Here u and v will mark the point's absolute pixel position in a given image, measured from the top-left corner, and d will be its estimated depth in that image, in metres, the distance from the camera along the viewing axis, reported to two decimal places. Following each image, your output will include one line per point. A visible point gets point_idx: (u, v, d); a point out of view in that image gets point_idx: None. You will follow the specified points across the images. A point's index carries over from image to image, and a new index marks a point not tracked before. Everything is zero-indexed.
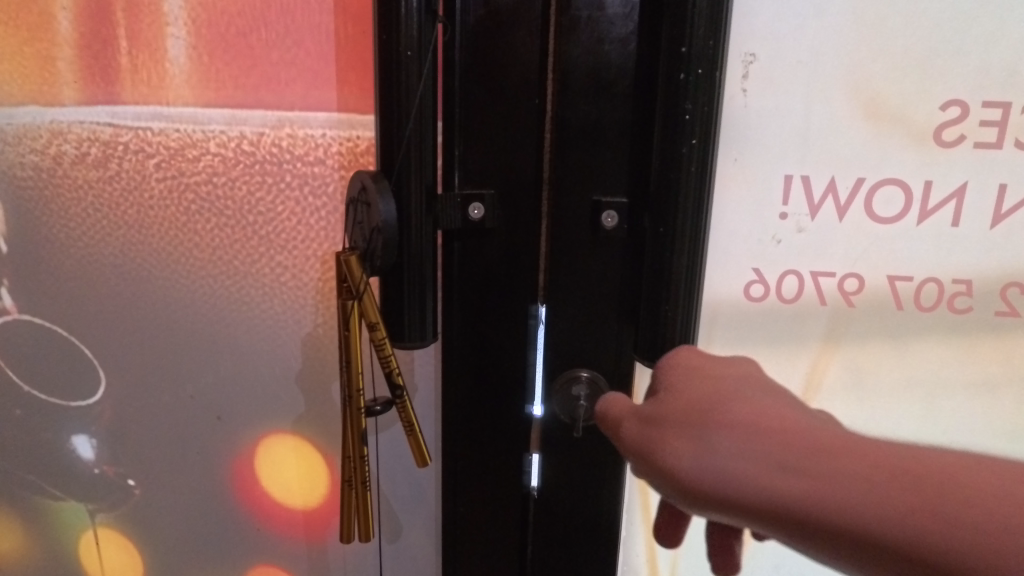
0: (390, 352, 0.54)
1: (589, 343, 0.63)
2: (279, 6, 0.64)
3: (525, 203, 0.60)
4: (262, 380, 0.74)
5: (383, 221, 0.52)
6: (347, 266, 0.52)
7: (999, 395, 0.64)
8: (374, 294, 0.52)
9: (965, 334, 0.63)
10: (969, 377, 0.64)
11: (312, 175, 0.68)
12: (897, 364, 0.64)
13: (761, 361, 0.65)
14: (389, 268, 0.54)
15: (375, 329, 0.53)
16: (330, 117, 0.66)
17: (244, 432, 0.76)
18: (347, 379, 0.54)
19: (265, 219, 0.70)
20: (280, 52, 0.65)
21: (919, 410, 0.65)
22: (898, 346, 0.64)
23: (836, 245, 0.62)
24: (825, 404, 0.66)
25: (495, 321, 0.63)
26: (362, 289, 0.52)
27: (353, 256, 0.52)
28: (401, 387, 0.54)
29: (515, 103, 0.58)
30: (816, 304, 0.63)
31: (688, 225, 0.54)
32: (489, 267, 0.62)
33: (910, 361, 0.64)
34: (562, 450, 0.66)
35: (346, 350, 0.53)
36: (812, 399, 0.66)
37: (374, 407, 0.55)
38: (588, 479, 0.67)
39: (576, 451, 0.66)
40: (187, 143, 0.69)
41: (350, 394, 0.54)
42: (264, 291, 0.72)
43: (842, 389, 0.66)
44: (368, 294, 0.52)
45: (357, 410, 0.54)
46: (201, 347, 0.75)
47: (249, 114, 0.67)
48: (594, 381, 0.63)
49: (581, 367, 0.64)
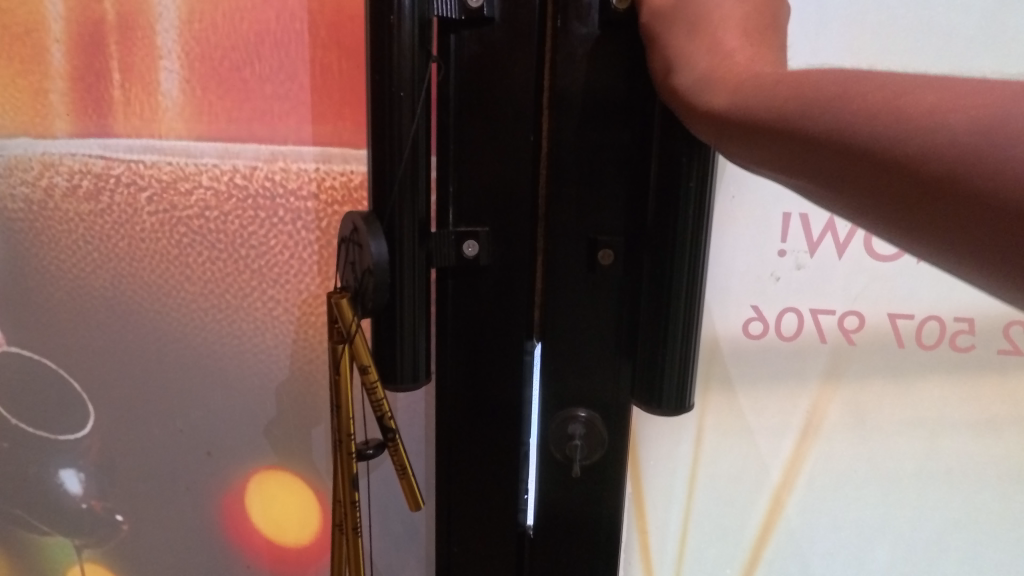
0: (382, 395, 0.51)
1: (585, 380, 0.62)
2: (273, 40, 0.64)
3: (518, 241, 0.59)
4: (252, 416, 0.73)
5: (374, 261, 0.49)
6: (337, 308, 0.50)
7: (1002, 436, 0.66)
8: (364, 338, 0.50)
9: (969, 372, 0.65)
10: (973, 416, 0.66)
11: (305, 210, 0.67)
12: (902, 403, 0.66)
13: (762, 398, 0.66)
14: (381, 310, 0.52)
15: (367, 371, 0.51)
16: (323, 150, 0.65)
17: (233, 469, 0.74)
18: (338, 422, 0.52)
19: (257, 253, 0.68)
20: (273, 86, 0.65)
21: (924, 449, 0.67)
22: (903, 385, 0.66)
23: (835, 283, 0.63)
24: (826, 443, 0.68)
25: (493, 358, 0.61)
26: (353, 331, 0.50)
27: (343, 298, 0.50)
28: (392, 431, 0.51)
29: (512, 139, 0.57)
30: (816, 340, 0.65)
31: (684, 266, 0.55)
32: (484, 307, 0.60)
33: (915, 400, 0.66)
34: (558, 488, 0.65)
35: (336, 394, 0.51)
36: (812, 437, 0.67)
37: (365, 450, 0.52)
38: (587, 515, 0.66)
39: (575, 488, 0.65)
40: (179, 177, 0.68)
41: (339, 437, 0.52)
42: (255, 325, 0.70)
43: (844, 427, 0.67)
44: (358, 336, 0.50)
45: (347, 454, 0.52)
46: (189, 382, 0.73)
47: (242, 147, 0.67)
48: (591, 421, 0.63)
49: (577, 406, 0.63)
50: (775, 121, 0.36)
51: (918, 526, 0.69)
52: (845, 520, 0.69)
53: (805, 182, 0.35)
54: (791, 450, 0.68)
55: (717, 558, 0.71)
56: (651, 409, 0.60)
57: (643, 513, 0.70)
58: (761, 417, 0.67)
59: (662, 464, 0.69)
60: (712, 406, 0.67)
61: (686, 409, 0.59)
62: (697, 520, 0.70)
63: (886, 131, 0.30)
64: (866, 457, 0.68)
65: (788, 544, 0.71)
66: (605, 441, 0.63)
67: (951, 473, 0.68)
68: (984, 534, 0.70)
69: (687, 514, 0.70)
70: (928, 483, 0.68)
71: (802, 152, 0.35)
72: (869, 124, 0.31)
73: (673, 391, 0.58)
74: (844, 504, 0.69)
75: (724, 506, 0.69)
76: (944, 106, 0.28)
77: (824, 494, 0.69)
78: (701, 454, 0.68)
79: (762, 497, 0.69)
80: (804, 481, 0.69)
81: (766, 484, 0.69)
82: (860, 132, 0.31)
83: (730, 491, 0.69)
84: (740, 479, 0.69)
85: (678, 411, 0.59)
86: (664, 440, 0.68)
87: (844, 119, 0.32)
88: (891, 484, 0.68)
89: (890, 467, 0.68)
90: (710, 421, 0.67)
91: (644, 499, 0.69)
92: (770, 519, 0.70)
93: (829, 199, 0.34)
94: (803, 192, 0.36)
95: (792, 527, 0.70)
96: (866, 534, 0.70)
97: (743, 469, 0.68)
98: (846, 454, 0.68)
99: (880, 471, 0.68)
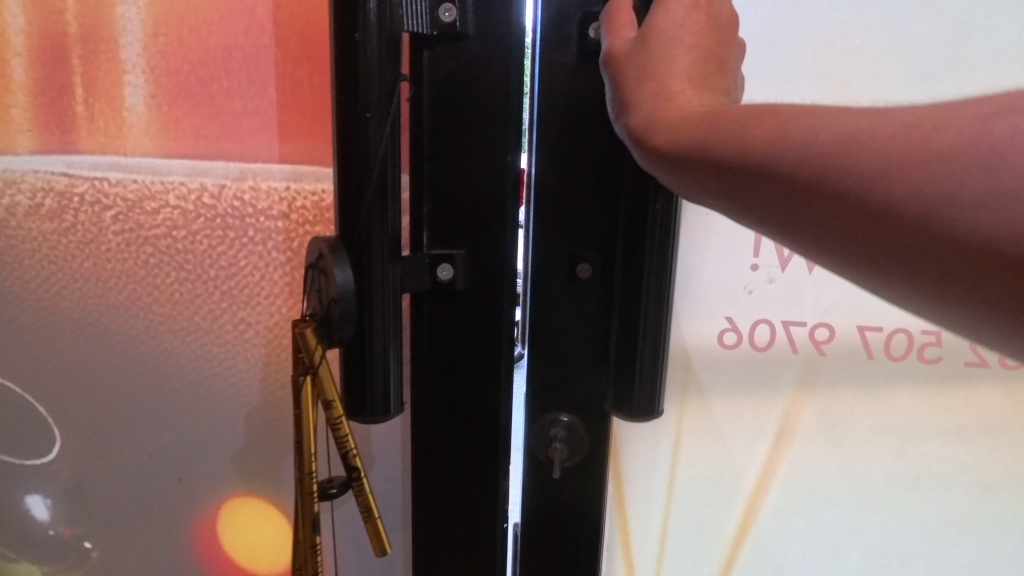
0: (347, 431, 0.51)
1: (564, 389, 0.64)
2: (242, 54, 0.63)
3: (493, 262, 0.58)
4: (224, 440, 0.71)
5: (339, 290, 0.48)
6: (302, 338, 0.49)
7: (969, 442, 0.68)
8: (329, 368, 0.50)
9: (936, 383, 0.66)
10: (941, 426, 0.67)
11: (275, 230, 0.66)
12: (872, 413, 0.67)
13: (736, 405, 0.67)
14: (351, 340, 0.50)
15: (332, 407, 0.50)
16: (294, 169, 0.64)
17: (206, 494, 0.73)
18: (299, 460, 0.50)
19: (226, 273, 0.67)
20: (243, 102, 0.64)
21: (894, 456, 0.68)
22: (872, 394, 0.67)
23: (807, 296, 0.64)
24: (799, 449, 0.68)
25: (470, 380, 0.61)
26: (317, 363, 0.49)
27: (309, 328, 0.49)
28: (356, 468, 0.51)
29: (486, 160, 0.56)
30: (788, 351, 0.65)
31: (654, 280, 0.57)
32: (460, 328, 0.60)
33: (885, 410, 0.67)
34: (545, 490, 0.66)
35: (299, 429, 0.50)
36: (786, 444, 0.68)
37: (329, 489, 0.51)
38: (574, 519, 0.66)
39: (561, 491, 0.66)
40: (145, 196, 0.67)
41: (301, 477, 0.51)
42: (226, 347, 0.69)
43: (816, 434, 0.68)
44: (323, 368, 0.49)
45: (309, 495, 0.51)
46: (159, 405, 0.72)
47: (210, 165, 0.65)
48: (572, 426, 0.64)
49: (561, 412, 0.64)
50: (749, 148, 0.34)
51: (890, 529, 0.71)
52: (818, 523, 0.70)
53: (766, 215, 0.34)
54: (766, 456, 0.69)
55: (695, 558, 0.72)
56: (624, 416, 0.61)
57: (625, 512, 0.70)
58: (736, 424, 0.68)
59: (641, 467, 0.69)
60: (689, 413, 0.67)
61: (657, 413, 0.61)
62: (677, 522, 0.70)
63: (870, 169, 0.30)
64: (838, 464, 0.69)
65: (763, 547, 0.72)
66: (588, 445, 0.64)
67: (920, 478, 0.69)
68: (952, 537, 0.71)
69: (666, 517, 0.70)
70: (898, 489, 0.69)
71: (767, 183, 0.34)
72: (851, 159, 0.30)
73: (645, 399, 0.60)
74: (819, 509, 0.70)
75: (701, 507, 0.70)
76: (907, 144, 0.29)
77: (798, 499, 0.70)
78: (679, 458, 0.69)
79: (738, 502, 0.70)
80: (778, 486, 0.69)
81: (741, 488, 0.69)
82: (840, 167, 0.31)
83: (708, 493, 0.70)
84: (719, 480, 0.69)
85: (649, 416, 0.61)
86: (644, 444, 0.68)
87: (823, 152, 0.31)
88: (864, 489, 0.69)
89: (862, 472, 0.69)
90: (688, 427, 0.68)
91: (625, 501, 0.70)
92: (746, 522, 0.71)
93: (796, 237, 0.34)
94: (761, 224, 0.35)
95: (767, 531, 0.71)
96: (838, 537, 0.71)
97: (719, 475, 0.69)
98: (819, 460, 0.69)
99: (852, 476, 0.69)
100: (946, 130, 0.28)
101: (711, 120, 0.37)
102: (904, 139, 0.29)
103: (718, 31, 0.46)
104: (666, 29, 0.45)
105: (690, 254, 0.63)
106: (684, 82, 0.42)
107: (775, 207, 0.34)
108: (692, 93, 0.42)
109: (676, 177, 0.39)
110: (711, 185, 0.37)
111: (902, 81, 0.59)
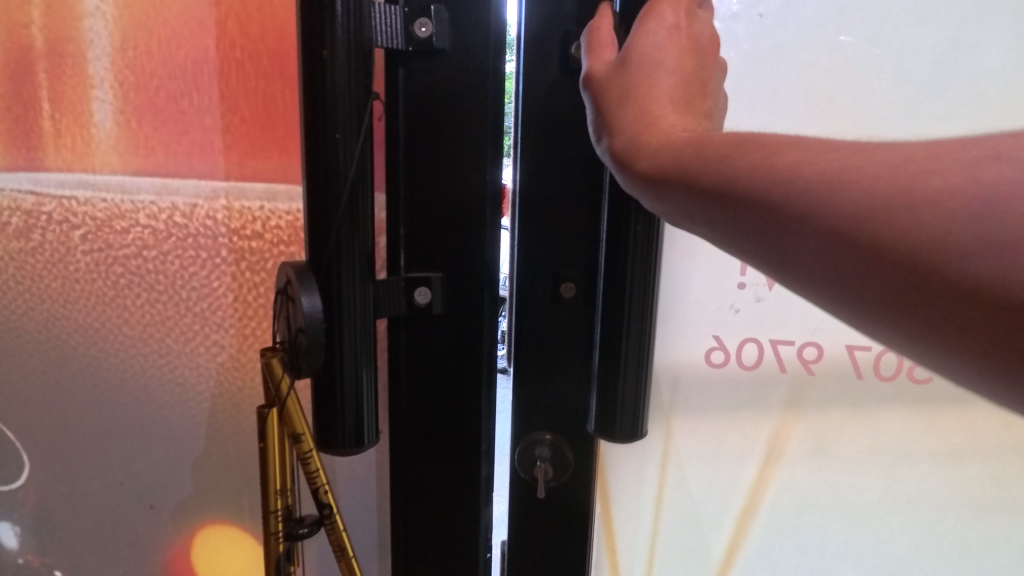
0: (316, 466, 0.49)
1: (549, 407, 0.64)
2: (213, 69, 0.61)
3: (472, 286, 0.56)
4: (197, 467, 0.69)
5: (307, 318, 0.45)
6: (268, 370, 0.47)
7: (958, 462, 0.66)
8: (296, 401, 0.47)
9: (926, 404, 0.65)
10: (930, 445, 0.66)
11: (250, 250, 0.64)
12: (859, 433, 0.66)
13: (725, 426, 0.65)
14: (320, 372, 0.47)
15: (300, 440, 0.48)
16: (268, 187, 0.63)
17: (179, 522, 0.71)
18: (265, 496, 0.49)
19: (198, 295, 0.65)
20: (215, 118, 0.62)
21: (883, 477, 0.67)
22: (861, 414, 0.65)
23: (795, 316, 0.63)
24: (788, 470, 0.67)
25: (448, 406, 0.59)
26: (284, 396, 0.47)
27: (275, 358, 0.47)
28: (327, 505, 0.50)
29: (465, 180, 0.55)
30: (776, 371, 0.64)
31: (636, 300, 0.55)
32: (437, 352, 0.58)
33: (873, 430, 0.65)
34: (530, 507, 0.66)
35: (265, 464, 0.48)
36: (775, 464, 0.66)
37: (300, 529, 0.48)
38: (558, 536, 0.67)
39: (546, 508, 0.66)
40: (114, 214, 0.64)
41: (268, 513, 0.49)
42: (198, 371, 0.67)
43: (805, 455, 0.66)
44: (290, 401, 0.47)
45: (276, 531, 0.49)
46: (130, 430, 0.69)
47: (181, 183, 0.63)
48: (556, 444, 0.64)
49: (544, 429, 0.64)
50: (732, 177, 0.32)
51: (880, 551, 0.69)
52: (810, 545, 0.69)
53: (742, 241, 0.33)
54: (754, 476, 0.67)
55: None
56: (609, 435, 0.58)
57: (612, 534, 0.68)
58: (722, 445, 0.66)
59: (628, 490, 0.67)
60: (678, 431, 0.65)
61: (641, 434, 0.59)
62: (665, 539, 0.69)
63: (858, 214, 0.29)
64: (826, 486, 0.67)
65: (751, 566, 0.70)
66: (572, 465, 0.65)
67: (910, 499, 0.67)
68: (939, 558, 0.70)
69: (655, 533, 0.68)
70: (887, 509, 0.68)
71: (740, 214, 0.33)
72: (839, 201, 0.29)
73: (628, 419, 0.57)
74: (808, 528, 0.68)
75: (690, 529, 0.68)
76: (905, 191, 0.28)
77: (787, 518, 0.68)
78: (667, 479, 0.67)
79: (727, 523, 0.68)
80: (766, 507, 0.68)
81: (731, 508, 0.68)
82: (825, 208, 0.29)
83: (696, 515, 0.68)
84: (706, 502, 0.67)
85: (633, 437, 0.58)
86: (632, 466, 0.66)
87: (810, 188, 0.30)
88: (853, 510, 0.68)
89: (850, 493, 0.67)
90: (677, 445, 0.66)
91: (613, 522, 0.68)
92: (734, 544, 0.69)
93: (777, 269, 0.32)
94: (740, 251, 0.33)
95: (755, 552, 0.69)
96: (827, 558, 0.69)
97: (707, 496, 0.67)
98: (808, 479, 0.67)
99: (842, 499, 0.67)
100: (948, 183, 0.27)
101: (695, 143, 0.36)
102: (895, 185, 0.28)
103: (702, 50, 0.44)
104: (645, 52, 0.43)
105: (675, 271, 0.61)
106: (667, 104, 0.41)
107: (788, 235, 0.31)
108: (678, 117, 0.40)
109: (650, 195, 0.38)
110: (687, 208, 0.35)
111: (890, 96, 0.57)
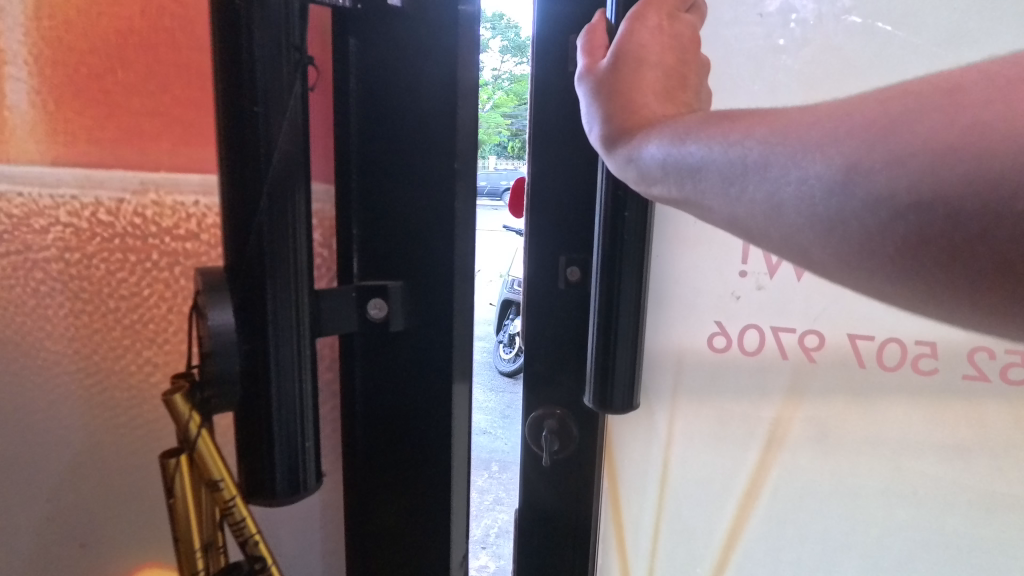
0: (243, 516, 0.39)
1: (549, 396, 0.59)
2: (139, 39, 0.52)
3: (435, 297, 0.47)
4: (134, 502, 0.61)
5: (214, 340, 0.37)
6: (171, 406, 0.37)
7: (973, 462, 0.54)
8: (209, 443, 0.37)
9: (932, 398, 0.54)
10: (941, 440, 0.54)
11: (185, 253, 0.55)
12: (865, 423, 0.55)
13: (727, 405, 0.56)
14: (239, 407, 0.39)
15: (217, 488, 0.38)
16: (204, 180, 0.54)
17: (114, 564, 0.62)
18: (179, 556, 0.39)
19: (128, 304, 0.56)
20: (143, 98, 0.53)
21: (889, 473, 0.56)
22: (863, 403, 0.55)
23: (796, 303, 0.54)
24: (788, 456, 0.57)
25: (412, 436, 0.50)
26: (191, 437, 0.37)
27: (179, 392, 0.37)
28: (259, 559, 0.40)
29: (427, 168, 0.45)
30: (776, 358, 0.55)
31: (632, 278, 0.49)
32: (397, 375, 0.49)
33: (879, 419, 0.55)
34: (540, 483, 0.61)
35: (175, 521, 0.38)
36: (776, 451, 0.57)
37: None
38: (566, 520, 0.61)
39: (556, 483, 0.60)
40: (33, 211, 0.55)
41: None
42: (134, 394, 0.58)
43: (805, 442, 0.57)
44: (200, 442, 0.37)
45: None
46: (57, 460, 0.60)
47: (105, 174, 0.54)
48: (564, 418, 0.59)
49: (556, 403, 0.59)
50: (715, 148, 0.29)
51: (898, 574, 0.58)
52: (812, 531, 0.58)
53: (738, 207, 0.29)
54: (757, 461, 0.57)
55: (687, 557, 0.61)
56: (602, 404, 0.51)
57: (619, 509, 0.60)
58: (726, 426, 0.57)
59: (632, 465, 0.60)
60: (680, 412, 0.57)
61: (634, 405, 0.52)
62: (671, 517, 0.60)
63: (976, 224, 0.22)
64: (830, 475, 0.57)
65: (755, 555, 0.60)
66: (578, 441, 0.59)
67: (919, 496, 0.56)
68: None
69: (661, 511, 0.60)
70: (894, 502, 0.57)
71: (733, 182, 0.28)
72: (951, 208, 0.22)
73: (622, 385, 0.51)
74: (809, 519, 0.58)
75: (695, 507, 0.59)
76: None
77: (789, 502, 0.58)
78: (673, 455, 0.58)
79: (728, 504, 0.59)
80: (768, 491, 0.58)
81: (732, 490, 0.58)
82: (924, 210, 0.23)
83: (698, 497, 0.59)
84: (706, 484, 0.59)
85: (627, 406, 0.51)
86: (637, 440, 0.59)
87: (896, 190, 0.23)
88: (858, 506, 0.57)
89: (856, 485, 0.57)
90: (680, 426, 0.58)
91: (619, 495, 0.60)
92: (737, 524, 0.59)
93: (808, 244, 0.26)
94: (736, 219, 0.29)
95: (759, 534, 0.60)
96: (838, 548, 0.59)
97: (710, 479, 0.58)
98: (812, 469, 0.57)
99: (846, 488, 0.57)
100: None
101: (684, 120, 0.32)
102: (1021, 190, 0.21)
103: None
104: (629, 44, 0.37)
105: (669, 257, 0.54)
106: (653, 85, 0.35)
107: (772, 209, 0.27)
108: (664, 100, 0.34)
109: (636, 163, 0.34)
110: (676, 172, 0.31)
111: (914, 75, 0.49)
